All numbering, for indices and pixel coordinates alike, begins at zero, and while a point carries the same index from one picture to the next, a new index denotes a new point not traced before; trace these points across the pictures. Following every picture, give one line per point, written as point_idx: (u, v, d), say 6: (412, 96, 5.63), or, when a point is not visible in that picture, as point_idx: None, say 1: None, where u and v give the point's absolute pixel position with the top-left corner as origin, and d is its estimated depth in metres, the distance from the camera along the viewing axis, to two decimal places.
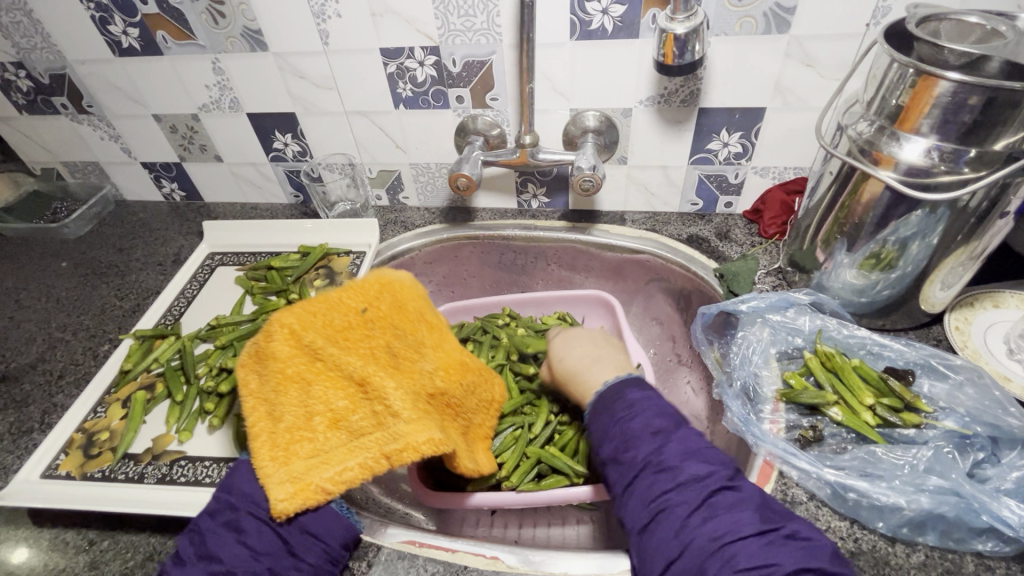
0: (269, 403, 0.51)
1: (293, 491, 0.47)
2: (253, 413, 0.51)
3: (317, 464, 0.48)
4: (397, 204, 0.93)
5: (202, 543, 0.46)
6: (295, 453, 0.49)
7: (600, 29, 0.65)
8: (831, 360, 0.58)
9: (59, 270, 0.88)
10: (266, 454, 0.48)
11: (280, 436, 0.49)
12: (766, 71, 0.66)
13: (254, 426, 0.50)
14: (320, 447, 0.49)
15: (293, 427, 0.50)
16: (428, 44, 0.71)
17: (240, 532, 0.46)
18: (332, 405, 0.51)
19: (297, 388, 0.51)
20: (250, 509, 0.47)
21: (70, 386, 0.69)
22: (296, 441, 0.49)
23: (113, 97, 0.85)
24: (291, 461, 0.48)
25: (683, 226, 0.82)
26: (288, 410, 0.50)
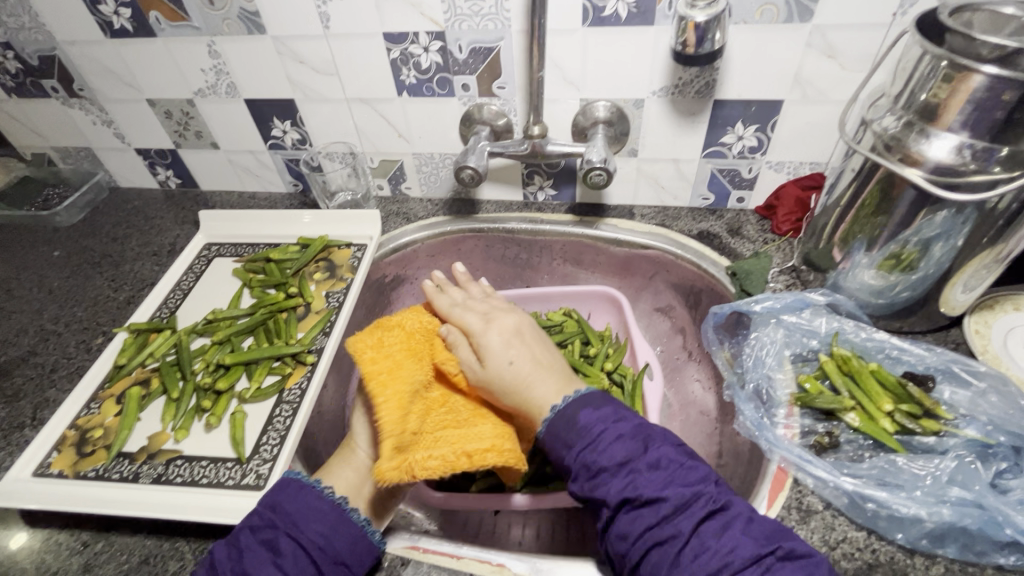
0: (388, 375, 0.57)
1: (394, 463, 0.50)
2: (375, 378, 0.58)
3: (420, 443, 0.51)
4: (399, 194, 0.90)
5: (237, 560, 0.46)
6: (407, 426, 0.53)
7: (614, 15, 0.62)
8: (848, 364, 0.57)
9: (51, 259, 0.86)
10: (392, 425, 0.52)
11: (397, 405, 0.54)
12: (786, 62, 0.63)
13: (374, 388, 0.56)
14: (426, 428, 0.52)
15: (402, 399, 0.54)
16: (433, 29, 0.68)
17: (277, 553, 0.46)
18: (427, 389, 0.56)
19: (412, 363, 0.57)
20: (289, 529, 0.47)
21: (62, 380, 0.67)
22: (408, 416, 0.53)
23: (105, 80, 0.82)
24: (404, 431, 0.52)
25: (693, 222, 0.80)
26: (403, 386, 0.55)
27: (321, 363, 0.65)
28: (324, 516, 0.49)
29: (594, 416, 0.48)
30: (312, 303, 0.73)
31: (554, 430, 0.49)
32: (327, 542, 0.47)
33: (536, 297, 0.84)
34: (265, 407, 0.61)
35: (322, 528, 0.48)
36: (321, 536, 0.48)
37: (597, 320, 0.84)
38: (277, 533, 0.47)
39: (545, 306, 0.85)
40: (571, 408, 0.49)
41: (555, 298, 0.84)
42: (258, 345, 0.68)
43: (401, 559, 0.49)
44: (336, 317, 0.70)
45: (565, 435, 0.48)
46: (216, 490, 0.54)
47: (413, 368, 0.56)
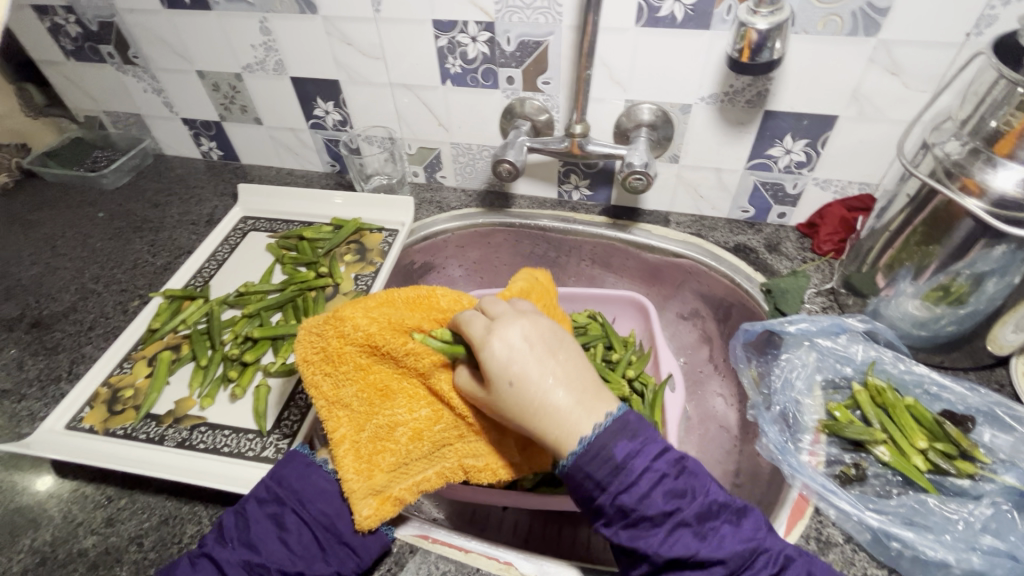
0: (345, 409, 0.51)
1: (376, 506, 0.48)
2: (331, 419, 0.51)
3: (398, 475, 0.49)
4: (433, 182, 0.90)
5: (245, 530, 0.47)
6: (377, 465, 0.49)
7: (669, 16, 0.61)
8: (882, 395, 0.55)
9: (96, 220, 0.89)
10: (351, 467, 0.49)
11: (370, 446, 0.49)
12: (845, 76, 0.61)
13: (334, 433, 0.50)
14: (402, 460, 0.49)
15: (374, 437, 0.50)
16: (482, 19, 0.67)
17: (283, 527, 0.47)
18: (415, 414, 0.50)
19: (380, 399, 0.50)
20: (295, 506, 0.48)
21: (99, 339, 0.70)
22: (379, 453, 0.49)
23: (160, 50, 0.84)
24: (374, 475, 0.49)
25: (730, 234, 0.78)
26: (374, 421, 0.50)
27: None
28: (329, 496, 0.49)
29: (632, 449, 0.43)
30: (341, 285, 0.73)
31: (579, 465, 0.42)
32: (331, 519, 0.48)
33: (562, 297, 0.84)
34: (289, 382, 0.62)
35: (328, 507, 0.48)
36: (326, 514, 0.48)
37: (621, 324, 0.82)
38: (283, 509, 0.48)
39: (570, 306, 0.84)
40: (607, 435, 0.43)
41: (580, 299, 0.83)
42: (287, 321, 0.69)
43: (414, 547, 0.50)
44: None
45: (596, 470, 0.42)
46: (236, 460, 0.56)
47: (386, 400, 0.50)
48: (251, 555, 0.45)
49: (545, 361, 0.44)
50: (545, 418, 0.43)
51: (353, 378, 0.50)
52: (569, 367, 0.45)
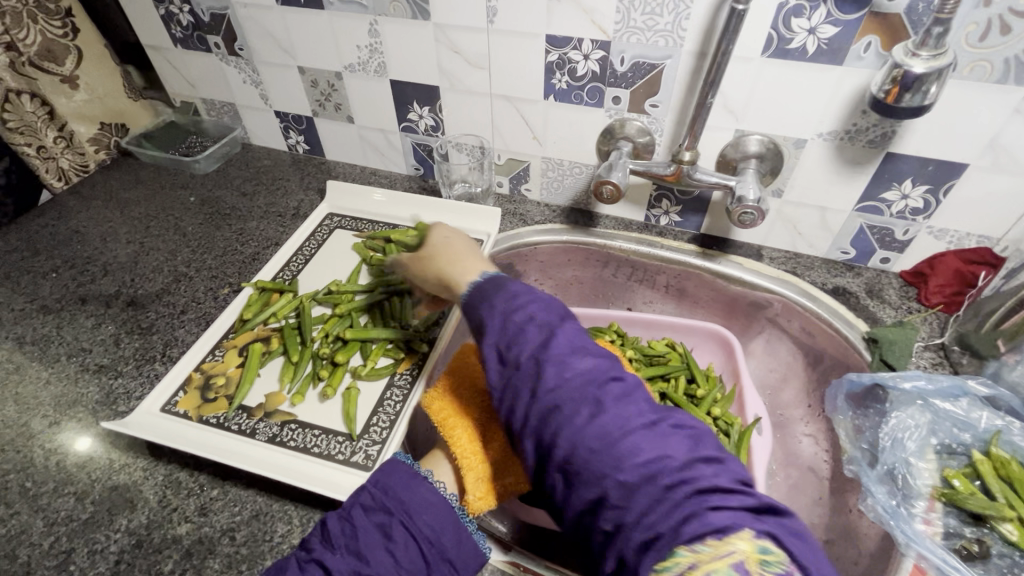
0: (458, 403, 0.58)
1: (486, 492, 0.52)
2: (445, 410, 0.58)
3: (502, 467, 0.54)
4: (517, 194, 0.89)
5: (352, 537, 0.43)
6: (489, 453, 0.54)
7: (799, 50, 0.59)
8: (1007, 468, 0.51)
9: (187, 204, 0.91)
10: (469, 450, 0.54)
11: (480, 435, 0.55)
12: (985, 125, 0.58)
13: (450, 422, 0.56)
14: (508, 453, 0.55)
15: (484, 429, 0.56)
16: (599, 38, 0.66)
17: (390, 538, 0.43)
18: (514, 416, 0.58)
19: (486, 396, 0.59)
20: (403, 517, 0.44)
21: (191, 323, 0.71)
22: (489, 442, 0.55)
23: (266, 44, 0.85)
24: (486, 459, 0.53)
25: (828, 275, 0.75)
26: (482, 414, 0.57)
27: (433, 355, 0.65)
28: (436, 509, 0.46)
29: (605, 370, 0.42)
30: None
31: None
32: (438, 536, 0.44)
33: (640, 322, 0.81)
34: (377, 387, 0.62)
35: (435, 520, 0.45)
36: (433, 530, 0.44)
37: (699, 356, 0.80)
38: (390, 518, 0.44)
39: (647, 332, 0.82)
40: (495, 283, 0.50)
41: (659, 326, 0.81)
42: (374, 324, 0.70)
43: None
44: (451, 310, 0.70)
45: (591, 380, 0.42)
46: (326, 462, 0.56)
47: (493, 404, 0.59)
48: (360, 565, 0.41)
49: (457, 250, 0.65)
50: (450, 283, 0.60)
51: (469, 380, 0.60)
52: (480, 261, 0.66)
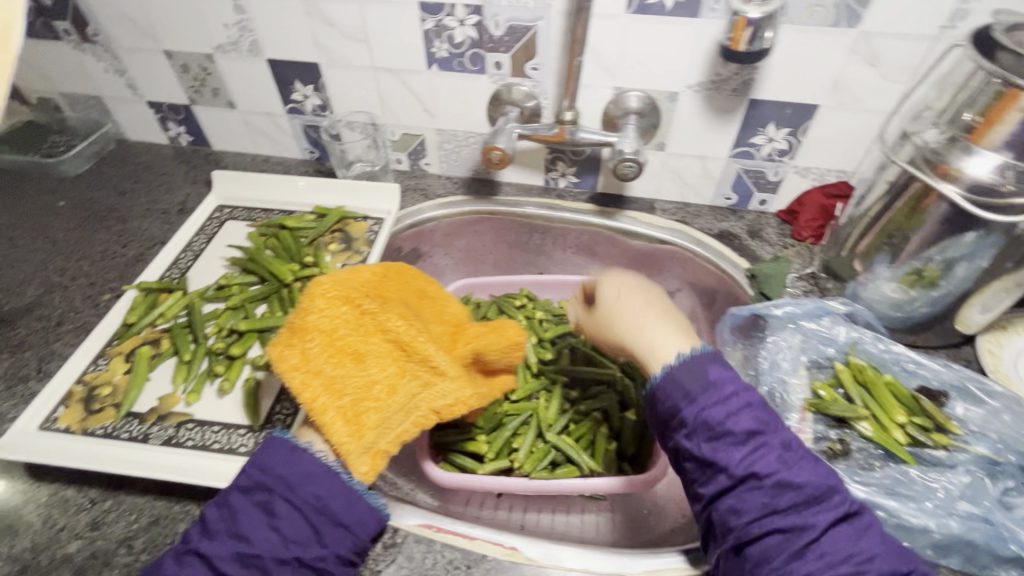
0: (321, 376, 0.47)
1: (371, 461, 0.45)
2: (306, 390, 0.47)
3: (384, 427, 0.47)
4: (417, 169, 0.88)
5: (232, 520, 0.42)
6: (365, 422, 0.46)
7: (659, 4, 0.61)
8: (863, 374, 0.57)
9: (56, 210, 0.83)
10: (341, 430, 0.45)
11: (347, 412, 0.46)
12: (828, 66, 0.63)
13: (316, 402, 0.46)
14: (386, 413, 0.47)
15: (357, 396, 0.47)
16: (471, 2, 0.66)
17: (272, 514, 0.42)
18: (386, 368, 0.48)
19: (352, 358, 0.48)
20: (283, 492, 0.43)
21: (69, 335, 0.66)
22: (363, 411, 0.46)
23: (123, 27, 0.79)
24: (355, 423, 0.46)
25: (714, 221, 0.79)
26: (350, 383, 0.47)
27: None
28: (320, 479, 0.44)
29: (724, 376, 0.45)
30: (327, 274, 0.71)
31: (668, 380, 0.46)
32: (324, 502, 0.43)
33: (551, 285, 0.84)
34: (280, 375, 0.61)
35: (321, 490, 0.43)
36: (319, 498, 0.43)
37: None
38: (271, 496, 0.43)
39: (558, 294, 0.85)
40: (701, 361, 0.46)
41: (568, 286, 0.84)
42: (272, 313, 0.67)
43: (417, 536, 0.49)
44: None
45: (688, 381, 0.45)
46: (228, 457, 0.54)
47: (356, 363, 0.48)
48: (242, 546, 0.41)
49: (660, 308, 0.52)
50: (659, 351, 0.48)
51: (322, 345, 0.48)
52: (679, 321, 0.51)
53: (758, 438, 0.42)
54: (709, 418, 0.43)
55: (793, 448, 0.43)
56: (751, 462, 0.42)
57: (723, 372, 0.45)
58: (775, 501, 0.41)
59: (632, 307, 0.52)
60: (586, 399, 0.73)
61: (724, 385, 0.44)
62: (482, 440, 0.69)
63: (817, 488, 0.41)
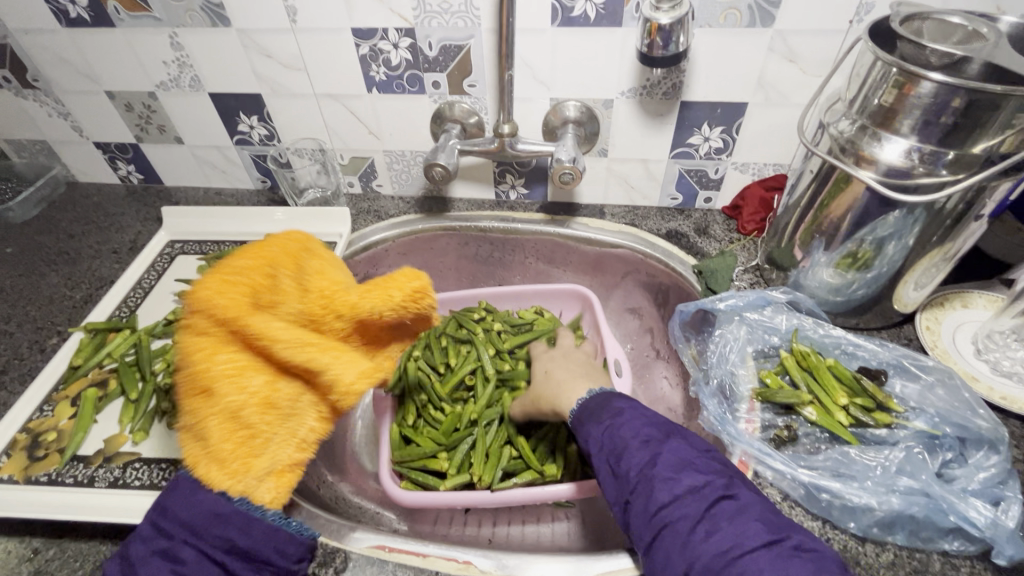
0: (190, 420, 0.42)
1: (275, 483, 0.43)
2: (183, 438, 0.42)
3: (278, 445, 0.43)
4: (370, 191, 0.89)
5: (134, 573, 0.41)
6: (251, 453, 0.42)
7: (582, 16, 0.63)
8: (806, 359, 0.58)
9: (3, 257, 0.82)
10: (224, 472, 0.42)
11: (223, 450, 0.42)
12: (750, 65, 0.65)
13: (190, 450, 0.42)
14: (273, 433, 0.43)
15: (229, 432, 0.42)
16: (402, 26, 0.67)
17: (177, 561, 0.41)
18: (252, 388, 0.42)
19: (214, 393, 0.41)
20: (186, 536, 0.41)
21: (14, 383, 0.65)
22: (246, 443, 0.42)
23: (62, 71, 0.79)
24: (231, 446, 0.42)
25: (662, 222, 0.81)
26: (217, 421, 0.41)
27: None
28: (223, 521, 0.41)
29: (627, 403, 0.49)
30: None
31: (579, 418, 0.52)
32: (231, 541, 0.41)
33: (509, 295, 0.85)
34: None
35: (226, 530, 0.41)
36: (224, 540, 0.41)
37: (568, 318, 0.85)
38: (174, 542, 0.41)
39: (517, 304, 0.85)
40: (603, 396, 0.51)
41: (527, 296, 0.85)
42: None
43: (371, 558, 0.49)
44: None
45: (593, 408, 0.50)
46: None
47: (212, 397, 0.41)
48: None
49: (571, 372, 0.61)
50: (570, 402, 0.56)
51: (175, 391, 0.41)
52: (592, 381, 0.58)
53: (652, 445, 0.44)
54: (611, 437, 0.46)
55: (684, 452, 0.43)
56: (644, 466, 0.43)
57: (627, 402, 0.49)
58: (666, 500, 0.41)
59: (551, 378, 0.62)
60: None
61: (623, 409, 0.48)
62: (443, 459, 0.71)
63: (698, 484, 0.41)
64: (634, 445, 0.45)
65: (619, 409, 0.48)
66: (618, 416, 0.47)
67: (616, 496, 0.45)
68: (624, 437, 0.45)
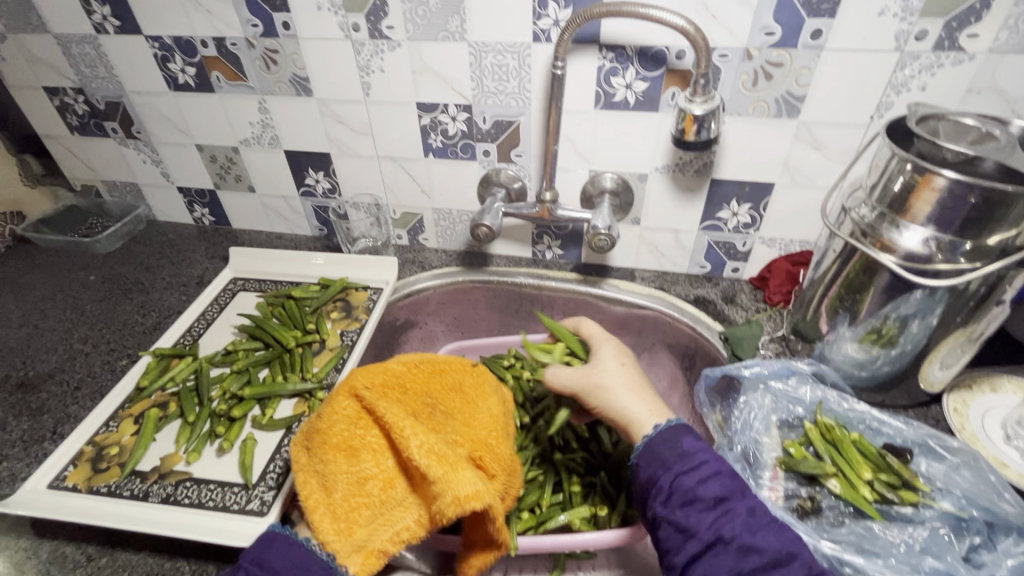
0: (319, 474, 0.55)
1: (361, 560, 0.50)
2: (305, 486, 0.55)
3: (378, 527, 0.52)
4: (416, 244, 0.96)
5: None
6: (356, 522, 0.53)
7: (623, 101, 0.70)
8: (831, 432, 0.59)
9: (87, 283, 0.92)
10: (330, 527, 0.52)
11: (338, 506, 0.53)
12: (776, 150, 0.70)
13: (310, 500, 0.53)
14: (378, 511, 0.53)
15: (348, 497, 0.53)
16: (461, 102, 0.76)
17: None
18: (381, 467, 0.54)
19: (345, 455, 0.55)
20: None
21: (85, 399, 0.71)
22: (355, 510, 0.53)
23: (162, 126, 0.90)
24: (353, 532, 0.52)
25: (690, 287, 0.85)
26: (340, 481, 0.54)
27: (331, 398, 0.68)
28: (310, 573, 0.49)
29: (696, 445, 0.53)
30: (327, 340, 0.77)
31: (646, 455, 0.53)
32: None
33: None
34: (275, 436, 0.64)
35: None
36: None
37: None
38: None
39: None
40: (676, 431, 0.54)
41: None
42: (273, 377, 0.72)
43: None
44: (349, 355, 0.74)
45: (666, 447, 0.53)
46: (221, 513, 0.57)
47: (349, 458, 0.55)
48: None
49: (631, 377, 0.61)
50: (629, 416, 0.57)
51: (342, 435, 0.55)
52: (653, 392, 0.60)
53: (724, 504, 0.48)
54: (682, 486, 0.50)
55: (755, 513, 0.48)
56: (718, 527, 0.47)
57: (695, 443, 0.53)
58: (738, 566, 0.45)
59: (611, 372, 0.61)
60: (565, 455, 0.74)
61: (695, 455, 0.52)
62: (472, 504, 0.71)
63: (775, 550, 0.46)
64: (708, 501, 0.49)
65: (689, 454, 0.52)
66: (691, 463, 0.51)
67: (679, 550, 0.48)
68: (698, 490, 0.49)
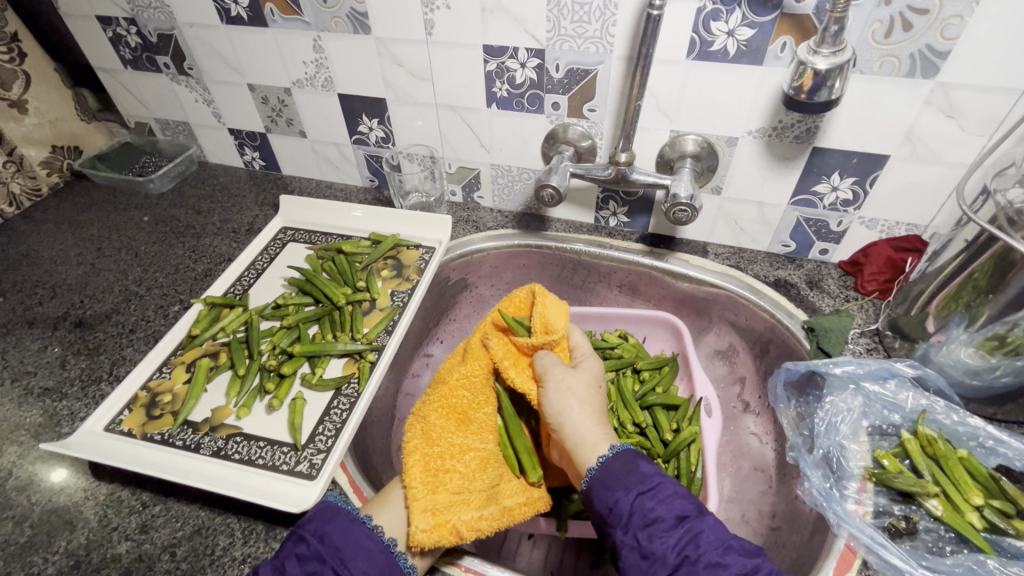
0: (425, 425, 0.62)
1: (432, 524, 0.51)
2: (412, 433, 0.62)
3: (458, 504, 0.55)
4: (470, 202, 0.91)
5: None
6: (443, 483, 0.56)
7: (721, 51, 0.61)
8: (933, 446, 0.53)
9: (141, 223, 0.91)
10: (419, 476, 0.55)
11: (433, 461, 0.57)
12: (900, 117, 0.60)
13: (410, 445, 0.60)
14: (466, 485, 0.57)
15: (443, 454, 0.58)
16: (533, 46, 0.68)
17: None
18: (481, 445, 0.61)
19: (457, 421, 0.62)
20: (337, 564, 0.46)
21: (139, 342, 0.71)
22: (445, 472, 0.57)
23: (215, 63, 0.86)
24: (437, 492, 0.55)
25: (770, 268, 0.77)
26: (444, 439, 0.60)
27: (381, 362, 0.65)
28: (372, 556, 0.48)
29: None
30: (378, 300, 0.73)
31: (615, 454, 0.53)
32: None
33: (593, 317, 0.84)
34: (325, 397, 0.63)
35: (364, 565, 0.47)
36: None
37: (652, 344, 0.83)
38: (324, 568, 0.46)
39: (600, 325, 0.84)
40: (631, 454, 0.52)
41: (611, 318, 0.84)
42: (323, 335, 0.70)
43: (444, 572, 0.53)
44: (400, 317, 0.71)
45: None
46: (271, 473, 0.56)
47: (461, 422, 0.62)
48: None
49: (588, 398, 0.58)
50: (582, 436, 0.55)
51: (457, 400, 0.64)
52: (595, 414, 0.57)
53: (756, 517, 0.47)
54: (642, 507, 0.48)
55: None
56: (683, 547, 0.45)
57: (652, 466, 0.51)
58: None
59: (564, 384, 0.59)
60: (618, 438, 0.72)
61: None
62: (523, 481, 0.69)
63: None
64: None
65: None
66: None
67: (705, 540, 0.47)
68: None
